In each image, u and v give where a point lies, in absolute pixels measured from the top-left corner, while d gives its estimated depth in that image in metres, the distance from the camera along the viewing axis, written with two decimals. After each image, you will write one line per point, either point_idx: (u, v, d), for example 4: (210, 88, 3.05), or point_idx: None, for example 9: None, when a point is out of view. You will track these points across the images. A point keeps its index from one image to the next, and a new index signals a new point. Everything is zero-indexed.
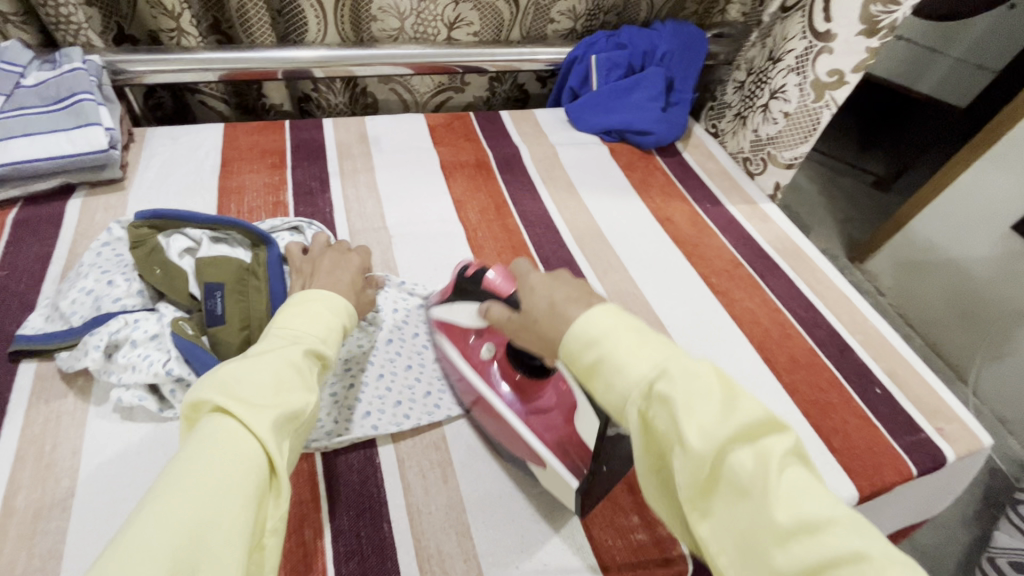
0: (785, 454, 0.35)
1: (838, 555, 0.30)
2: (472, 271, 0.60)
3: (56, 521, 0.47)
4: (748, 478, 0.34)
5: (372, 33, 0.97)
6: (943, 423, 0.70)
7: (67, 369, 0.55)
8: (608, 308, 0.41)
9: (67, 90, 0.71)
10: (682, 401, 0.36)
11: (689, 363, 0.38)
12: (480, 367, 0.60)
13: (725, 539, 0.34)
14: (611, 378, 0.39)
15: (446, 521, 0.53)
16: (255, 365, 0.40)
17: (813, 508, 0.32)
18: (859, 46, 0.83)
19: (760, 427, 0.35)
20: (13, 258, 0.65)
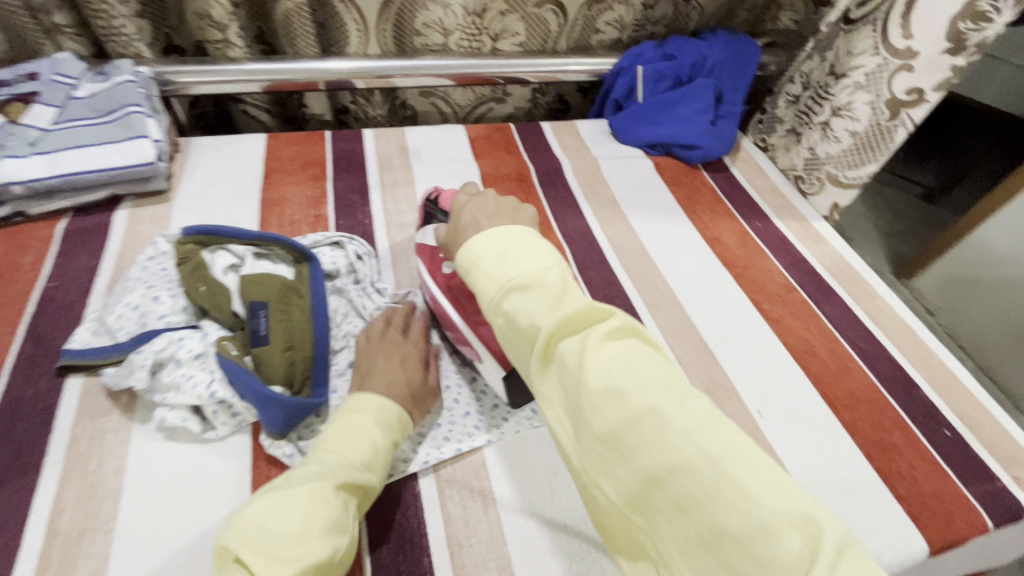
0: (608, 334, 0.38)
1: (635, 417, 0.34)
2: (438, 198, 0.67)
3: (99, 544, 0.46)
4: (570, 357, 0.37)
5: (414, 46, 0.95)
6: (1021, 471, 0.65)
7: (113, 386, 0.55)
8: (487, 234, 0.45)
9: (118, 103, 0.72)
10: (522, 305, 0.41)
11: (538, 274, 0.42)
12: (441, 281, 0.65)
13: (562, 417, 0.38)
14: (477, 296, 0.44)
15: (487, 557, 0.51)
16: (283, 510, 0.41)
17: (625, 378, 0.35)
18: (943, 65, 0.79)
19: (584, 312, 0.39)
20: (62, 270, 0.65)
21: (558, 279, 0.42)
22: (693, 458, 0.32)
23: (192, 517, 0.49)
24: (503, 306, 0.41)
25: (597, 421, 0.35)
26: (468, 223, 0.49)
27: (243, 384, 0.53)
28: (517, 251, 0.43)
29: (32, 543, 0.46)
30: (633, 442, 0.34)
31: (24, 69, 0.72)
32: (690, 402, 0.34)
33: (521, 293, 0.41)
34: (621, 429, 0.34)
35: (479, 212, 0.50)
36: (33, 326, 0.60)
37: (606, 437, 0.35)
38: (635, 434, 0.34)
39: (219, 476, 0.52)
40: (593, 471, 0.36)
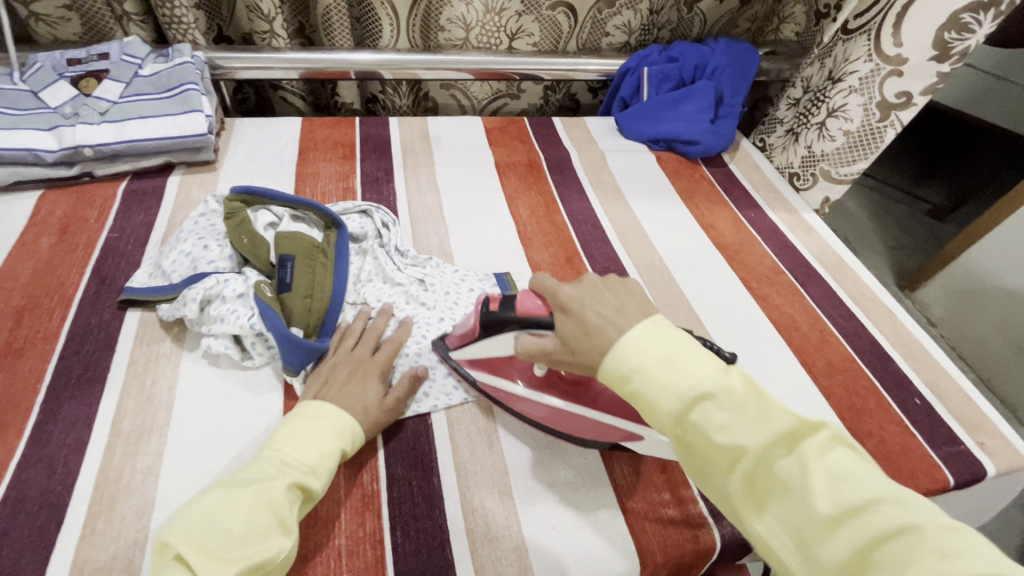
0: (824, 445, 0.37)
1: (881, 533, 0.32)
2: (497, 304, 0.56)
3: (154, 445, 0.54)
4: (789, 475, 0.36)
5: (438, 42, 1.05)
6: (987, 438, 0.69)
7: (167, 318, 0.63)
8: (638, 330, 0.43)
9: (177, 81, 0.81)
10: (717, 420, 0.39)
11: (721, 382, 0.40)
12: (538, 385, 0.60)
13: (781, 535, 0.36)
14: (652, 409, 0.41)
15: (489, 480, 0.57)
16: (229, 506, 0.42)
17: (856, 492, 0.34)
18: (931, 70, 0.87)
19: (793, 426, 0.38)
20: (123, 223, 0.74)
21: (744, 386, 0.40)
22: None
23: (232, 430, 0.56)
24: (690, 419, 0.39)
25: (834, 545, 0.33)
26: (602, 324, 0.44)
27: (276, 319, 0.60)
28: (685, 356, 0.41)
29: (99, 440, 0.53)
30: (885, 565, 0.32)
31: (96, 49, 0.81)
32: (933, 516, 0.33)
33: (711, 405, 0.39)
34: (865, 549, 0.33)
35: (604, 313, 0.45)
36: (99, 268, 0.68)
37: (847, 559, 0.33)
38: (882, 552, 0.32)
39: (255, 398, 0.59)
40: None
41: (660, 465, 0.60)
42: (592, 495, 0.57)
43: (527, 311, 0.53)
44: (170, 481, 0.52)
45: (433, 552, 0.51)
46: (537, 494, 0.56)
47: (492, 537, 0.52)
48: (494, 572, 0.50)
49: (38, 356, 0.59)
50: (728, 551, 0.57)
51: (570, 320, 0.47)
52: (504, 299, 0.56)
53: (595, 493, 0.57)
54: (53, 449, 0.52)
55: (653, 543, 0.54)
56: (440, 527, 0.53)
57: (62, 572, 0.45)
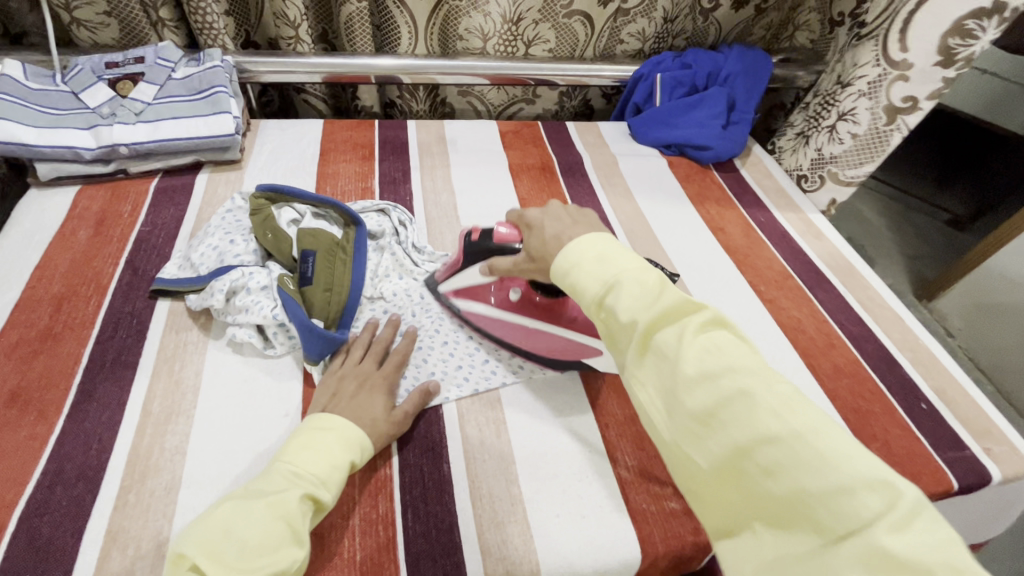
0: (702, 325, 0.41)
1: (726, 396, 0.37)
2: (478, 234, 0.64)
3: (181, 425, 0.57)
4: (668, 347, 0.40)
5: (457, 49, 1.08)
6: (993, 444, 0.70)
7: (195, 308, 0.66)
8: (586, 238, 0.48)
9: (207, 84, 0.85)
10: (623, 301, 0.43)
11: (635, 272, 0.44)
12: (511, 309, 0.69)
13: (653, 397, 0.41)
14: (578, 296, 0.47)
15: (497, 468, 0.59)
16: (244, 518, 0.44)
17: (719, 363, 0.38)
18: (936, 76, 0.88)
19: (680, 307, 0.42)
20: (154, 218, 0.78)
21: (655, 278, 0.44)
22: (782, 431, 0.35)
23: (255, 414, 0.59)
24: (606, 302, 0.44)
25: (690, 402, 0.38)
26: (552, 237, 0.52)
27: (298, 311, 0.63)
28: (616, 253, 0.47)
29: (130, 420, 0.57)
30: (725, 420, 0.37)
31: (132, 53, 0.85)
32: (779, 387, 0.38)
33: (623, 290, 0.43)
34: (715, 408, 0.38)
35: (560, 224, 0.53)
36: (132, 260, 0.72)
37: (699, 416, 0.38)
38: (727, 412, 0.37)
39: (276, 384, 0.63)
40: (684, 444, 0.39)
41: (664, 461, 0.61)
42: (597, 485, 0.58)
43: (501, 239, 0.60)
44: (196, 459, 0.55)
45: (442, 535, 0.53)
46: (543, 483, 0.58)
47: (499, 522, 0.54)
48: (500, 555, 0.52)
49: (76, 340, 0.62)
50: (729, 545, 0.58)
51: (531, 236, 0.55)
52: (483, 231, 0.64)
53: (599, 484, 0.58)
54: (89, 427, 0.56)
55: (655, 534, 0.55)
56: (449, 511, 0.55)
57: (97, 540, 0.48)
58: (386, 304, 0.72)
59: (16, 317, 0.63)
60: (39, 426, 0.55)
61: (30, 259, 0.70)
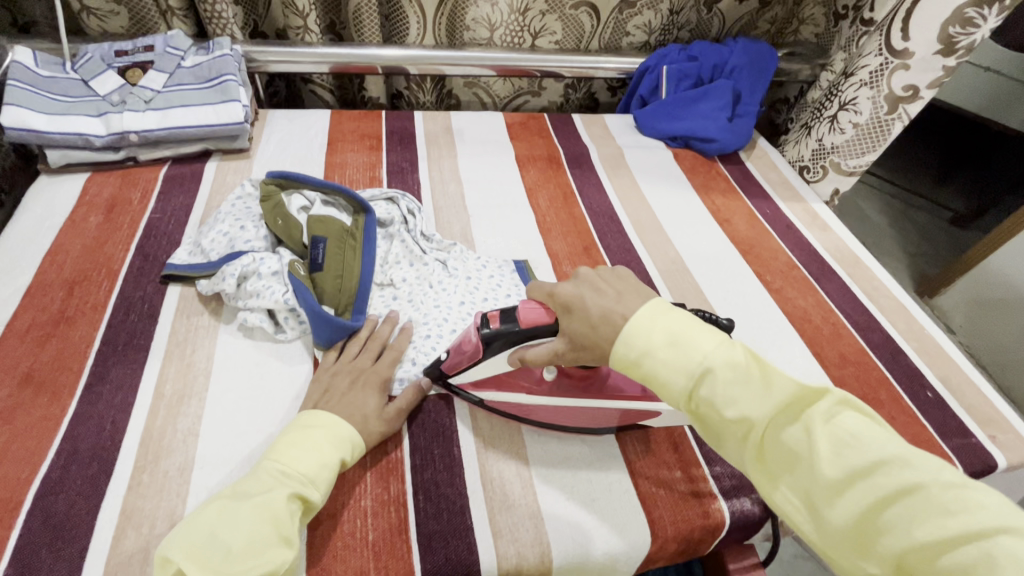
0: (829, 412, 0.39)
1: (887, 494, 0.35)
2: (496, 321, 0.53)
3: (194, 408, 0.57)
4: (798, 446, 0.39)
5: (464, 40, 1.08)
6: (998, 432, 0.70)
7: (207, 292, 0.67)
8: (641, 316, 0.45)
9: (216, 72, 0.85)
10: (726, 395, 0.41)
11: (723, 356, 0.42)
12: (550, 392, 0.59)
13: (795, 502, 0.39)
14: (661, 387, 0.44)
15: (507, 452, 0.59)
16: (229, 521, 0.44)
17: (862, 456, 0.37)
18: (937, 64, 0.89)
19: (798, 395, 0.40)
20: (164, 205, 0.78)
21: (747, 357, 0.43)
22: (957, 528, 0.33)
23: (266, 398, 0.60)
24: (702, 395, 0.42)
25: (844, 506, 0.36)
26: (599, 315, 0.47)
27: (309, 296, 0.63)
28: (689, 333, 0.44)
29: (143, 401, 0.57)
30: (892, 521, 0.35)
31: (142, 41, 0.85)
32: (936, 472, 0.36)
33: (720, 377, 0.42)
34: (873, 510, 0.36)
35: (604, 300, 0.48)
36: (143, 246, 0.72)
37: (856, 521, 0.36)
38: (890, 512, 0.35)
39: (287, 369, 0.63)
40: (845, 552, 0.37)
41: (673, 445, 0.62)
42: (606, 469, 0.59)
43: (532, 325, 0.52)
44: (209, 441, 0.55)
45: (453, 516, 0.53)
46: (552, 467, 0.58)
47: (509, 504, 0.55)
48: (512, 537, 0.52)
49: (88, 324, 0.63)
50: (737, 529, 0.58)
51: (573, 316, 0.49)
52: (501, 317, 0.53)
53: (608, 468, 0.59)
54: (102, 409, 0.56)
55: (664, 517, 0.56)
56: (460, 493, 0.55)
57: (112, 518, 0.49)
58: (396, 290, 0.73)
59: (29, 300, 0.64)
60: (53, 407, 0.55)
61: (42, 244, 0.70)
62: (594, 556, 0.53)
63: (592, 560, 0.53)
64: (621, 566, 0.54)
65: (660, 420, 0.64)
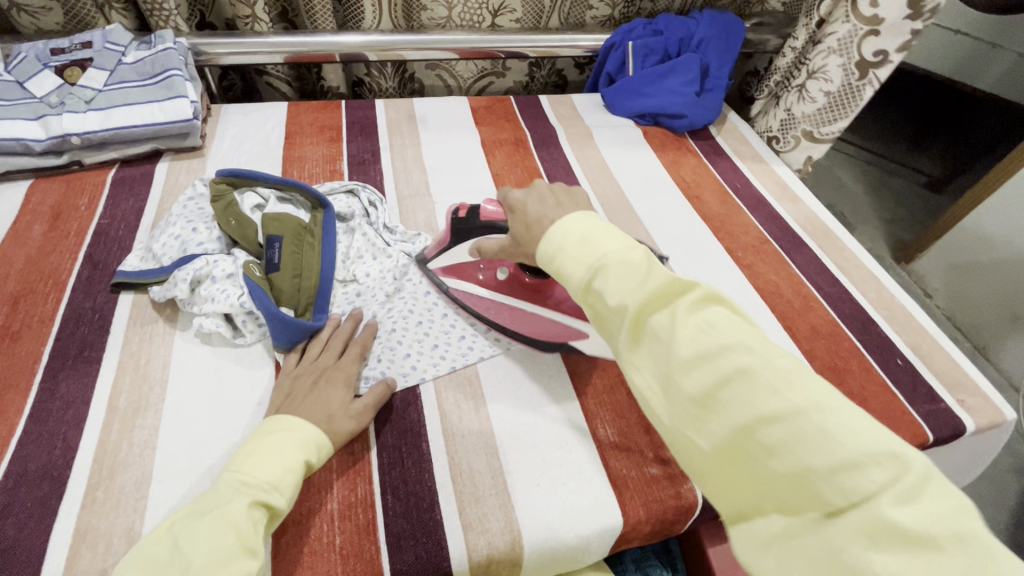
0: (694, 303, 0.38)
1: (726, 376, 0.35)
2: (464, 211, 0.62)
3: (151, 419, 0.56)
4: (662, 330, 0.38)
5: (421, 21, 1.05)
6: (966, 395, 0.71)
7: (159, 299, 0.64)
8: (568, 219, 0.46)
9: (161, 67, 0.82)
10: (610, 284, 0.41)
11: (622, 253, 0.42)
12: (498, 288, 0.67)
13: (650, 382, 0.39)
14: (563, 279, 0.44)
15: (476, 443, 0.58)
16: (186, 543, 0.42)
17: (714, 340, 0.36)
18: (905, 28, 0.88)
19: (672, 284, 0.39)
20: (114, 210, 0.75)
21: (642, 254, 0.42)
22: (784, 408, 0.33)
23: (226, 405, 0.58)
24: (594, 286, 0.42)
25: (690, 384, 0.36)
26: (537, 219, 0.49)
27: (264, 298, 0.61)
28: (599, 233, 0.44)
29: (96, 416, 0.55)
30: (725, 400, 0.35)
31: (79, 37, 0.82)
32: (779, 358, 0.35)
33: (607, 270, 0.41)
34: (713, 388, 0.36)
35: (544, 206, 0.50)
36: (92, 254, 0.70)
37: (696, 400, 0.36)
38: (727, 391, 0.35)
39: (247, 373, 0.61)
40: (684, 428, 0.37)
41: (644, 428, 0.61)
42: (577, 452, 0.58)
43: (489, 217, 0.60)
44: (167, 453, 0.53)
45: (422, 513, 0.52)
46: (522, 455, 0.57)
47: (479, 496, 0.54)
48: (481, 528, 0.52)
49: (35, 339, 0.60)
50: (709, 508, 0.58)
51: (517, 218, 0.53)
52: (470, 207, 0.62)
53: (579, 454, 0.58)
54: (53, 426, 0.54)
55: (635, 497, 0.56)
56: (429, 489, 0.54)
57: (66, 540, 0.47)
58: (360, 287, 0.71)
59: None
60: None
61: None
62: (565, 542, 0.52)
63: (564, 545, 0.53)
64: (594, 549, 0.54)
65: (630, 402, 0.63)
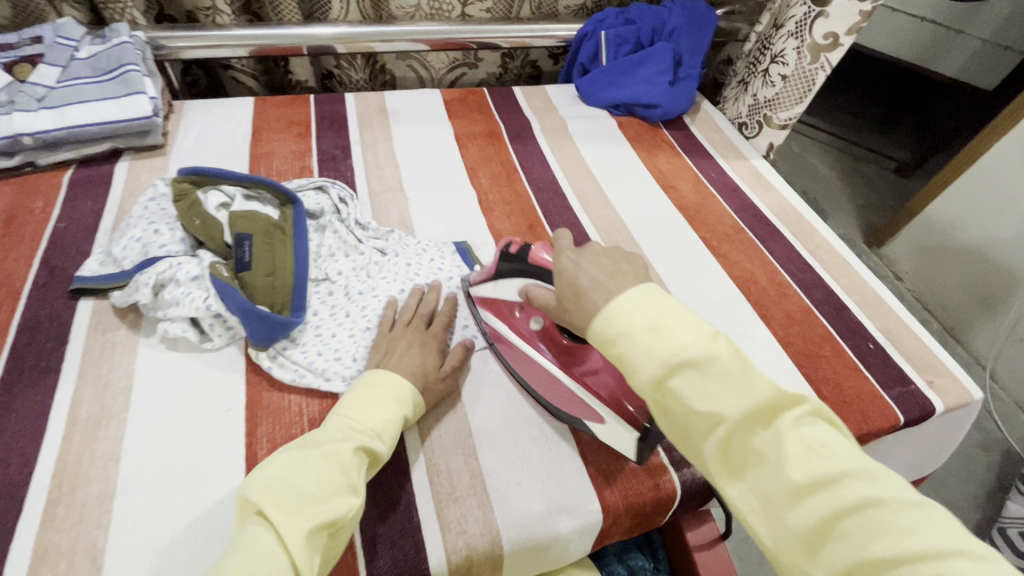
0: (799, 418, 0.38)
1: (849, 506, 0.35)
2: (515, 247, 0.57)
3: (114, 430, 0.54)
4: (765, 447, 0.38)
5: (390, 12, 1.02)
6: (934, 377, 0.72)
7: (121, 304, 0.62)
8: (628, 297, 0.43)
9: (116, 62, 0.79)
10: (699, 388, 0.39)
11: (702, 347, 0.40)
12: (529, 337, 0.61)
13: (753, 504, 0.38)
14: (631, 371, 0.41)
15: (454, 443, 0.57)
16: (302, 468, 0.44)
17: (829, 465, 0.36)
18: (855, 9, 0.87)
19: (773, 398, 0.39)
20: (71, 213, 0.72)
21: (728, 351, 0.40)
22: (919, 549, 0.32)
23: (194, 410, 0.56)
24: (670, 384, 0.40)
25: (803, 512, 0.36)
26: (589, 286, 0.46)
27: (234, 295, 0.59)
28: (673, 321, 0.41)
29: (55, 429, 0.53)
30: (848, 533, 0.34)
31: (28, 33, 0.79)
32: (900, 489, 0.35)
33: (692, 371, 0.39)
34: (832, 520, 0.35)
35: (597, 274, 0.46)
36: (47, 259, 0.67)
37: (809, 533, 0.35)
38: (849, 524, 0.34)
39: (216, 378, 0.59)
40: (795, 559, 0.36)
41: None
42: (555, 448, 0.58)
43: (538, 263, 0.54)
44: (133, 463, 0.52)
45: (400, 515, 0.52)
46: (500, 453, 0.57)
47: (457, 496, 0.53)
48: (459, 529, 0.51)
49: None
50: (687, 498, 0.59)
51: (561, 283, 0.48)
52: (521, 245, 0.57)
53: (558, 450, 0.58)
54: (10, 441, 0.52)
55: (614, 492, 0.56)
56: (406, 490, 0.53)
57: (25, 559, 0.45)
58: (332, 284, 0.69)
59: None
60: None
61: None
62: (545, 538, 0.52)
63: (544, 542, 0.52)
64: (574, 543, 0.54)
65: None
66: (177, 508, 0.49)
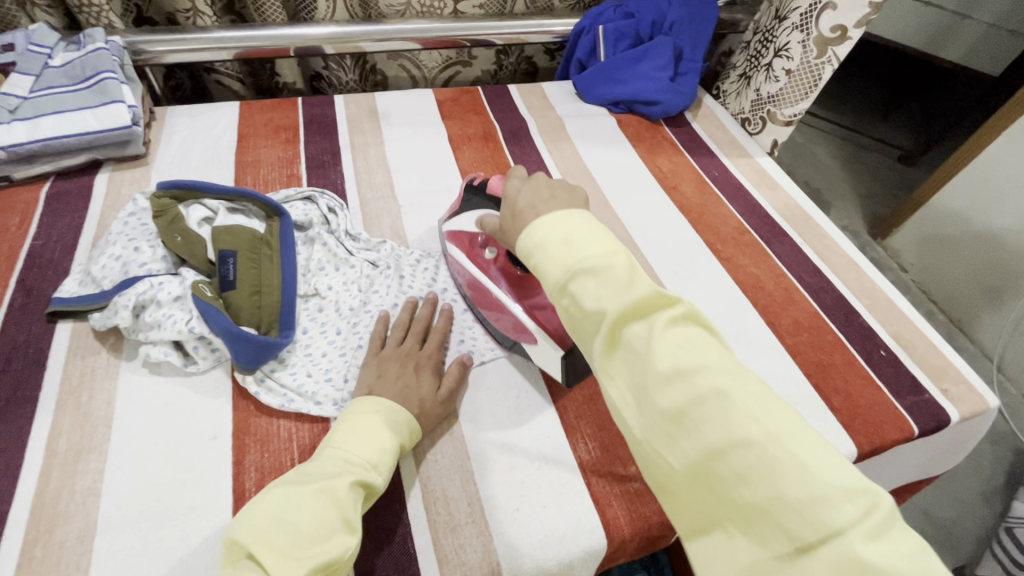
0: (674, 318, 0.38)
1: (702, 395, 0.35)
2: (479, 183, 0.66)
3: (94, 463, 0.51)
4: (639, 341, 0.38)
5: (379, 10, 0.99)
6: (948, 384, 0.70)
7: (100, 327, 0.59)
8: (552, 215, 0.44)
9: (92, 70, 0.75)
10: (589, 289, 0.40)
11: (599, 255, 0.41)
12: (486, 268, 0.66)
13: (625, 397, 0.39)
14: (539, 276, 0.43)
15: (451, 468, 0.55)
16: (295, 507, 0.41)
17: (691, 359, 0.36)
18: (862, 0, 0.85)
19: (652, 297, 0.38)
20: (49, 229, 0.70)
21: (624, 260, 0.41)
22: (759, 435, 0.33)
23: (180, 440, 0.54)
24: (570, 289, 0.41)
25: (664, 401, 0.36)
26: (526, 208, 0.48)
27: (219, 319, 0.56)
28: (583, 234, 0.42)
29: (32, 463, 0.51)
30: (699, 420, 0.35)
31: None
32: (753, 385, 0.36)
33: (589, 277, 0.40)
34: (687, 407, 0.35)
35: (535, 197, 0.49)
36: (24, 279, 0.64)
37: (668, 419, 0.36)
38: (700, 411, 0.35)
39: (202, 404, 0.57)
40: (655, 444, 0.37)
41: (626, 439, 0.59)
42: (557, 471, 0.56)
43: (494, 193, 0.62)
44: (115, 499, 0.49)
45: (395, 547, 0.49)
46: (500, 477, 0.55)
47: (455, 525, 0.51)
48: (458, 561, 0.49)
49: None
50: None
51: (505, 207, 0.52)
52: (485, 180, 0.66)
53: (559, 473, 0.56)
54: None
55: (619, 516, 0.53)
56: (402, 520, 0.51)
57: None
58: (322, 300, 0.67)
59: None
60: None
61: None
62: (547, 568, 0.50)
63: (546, 573, 0.50)
64: (578, 571, 0.52)
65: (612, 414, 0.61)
66: (161, 546, 0.47)
